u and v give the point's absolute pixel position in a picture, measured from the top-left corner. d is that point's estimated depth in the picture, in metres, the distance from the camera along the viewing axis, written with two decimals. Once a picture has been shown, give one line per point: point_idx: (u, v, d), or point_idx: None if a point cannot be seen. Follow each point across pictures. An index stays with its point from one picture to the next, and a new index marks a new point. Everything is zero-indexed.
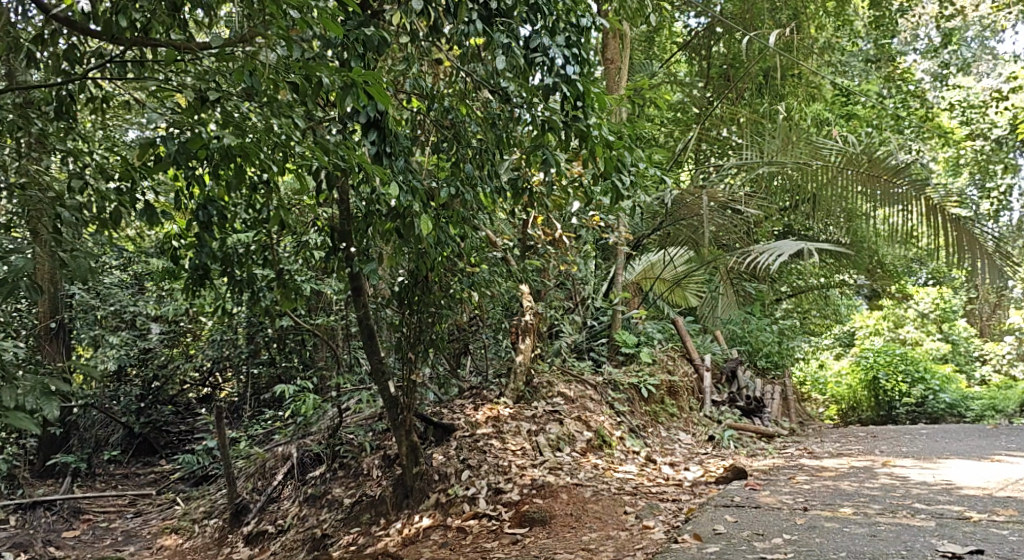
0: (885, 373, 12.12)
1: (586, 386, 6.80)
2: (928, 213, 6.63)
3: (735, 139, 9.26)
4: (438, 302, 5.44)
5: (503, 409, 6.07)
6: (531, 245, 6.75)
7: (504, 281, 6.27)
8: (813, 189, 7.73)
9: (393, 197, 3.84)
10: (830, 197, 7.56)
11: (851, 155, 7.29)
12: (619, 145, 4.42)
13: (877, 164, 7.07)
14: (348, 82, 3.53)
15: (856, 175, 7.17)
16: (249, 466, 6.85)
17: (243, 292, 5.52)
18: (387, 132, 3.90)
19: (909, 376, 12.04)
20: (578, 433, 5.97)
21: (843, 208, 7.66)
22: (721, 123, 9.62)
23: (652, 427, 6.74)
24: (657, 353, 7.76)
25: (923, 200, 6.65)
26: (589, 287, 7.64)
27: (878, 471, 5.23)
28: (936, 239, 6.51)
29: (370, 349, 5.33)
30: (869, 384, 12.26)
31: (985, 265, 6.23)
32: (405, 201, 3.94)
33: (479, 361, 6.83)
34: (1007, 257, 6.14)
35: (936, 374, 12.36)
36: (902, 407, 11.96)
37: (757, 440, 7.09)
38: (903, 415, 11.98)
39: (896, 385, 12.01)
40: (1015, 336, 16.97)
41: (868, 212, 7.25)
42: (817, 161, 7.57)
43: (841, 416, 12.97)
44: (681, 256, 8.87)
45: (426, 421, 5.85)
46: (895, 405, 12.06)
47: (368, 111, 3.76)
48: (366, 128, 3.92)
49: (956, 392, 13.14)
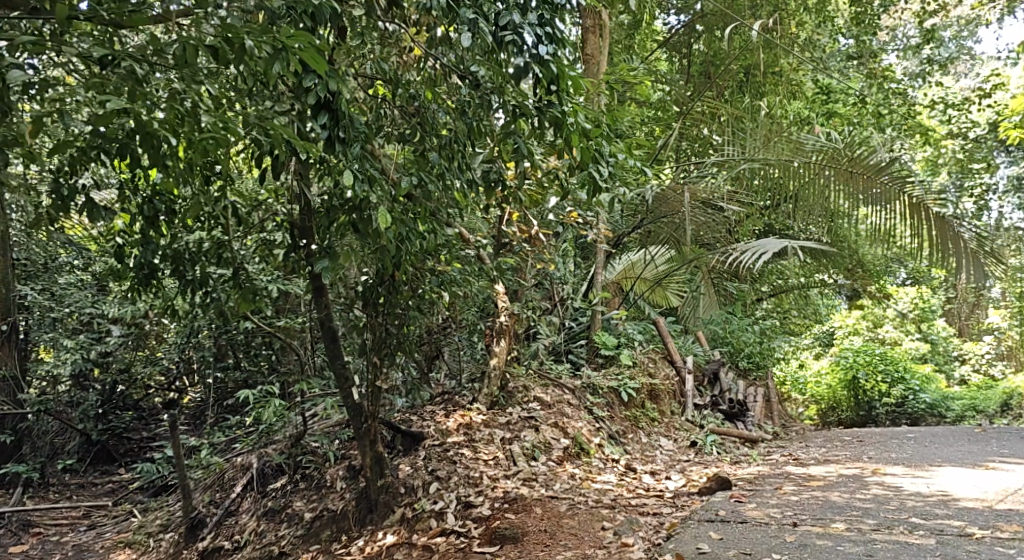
0: (866, 373, 11.93)
1: (564, 391, 6.50)
2: (911, 212, 6.60)
3: (715, 138, 9.02)
4: (407, 303, 5.13)
5: (476, 416, 5.76)
6: (505, 243, 6.44)
7: (477, 280, 5.96)
8: (795, 188, 7.57)
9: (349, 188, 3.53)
10: (813, 196, 7.41)
11: (834, 154, 7.17)
12: (596, 133, 4.11)
13: (861, 163, 6.98)
14: (277, 47, 3.22)
15: (836, 174, 7.14)
16: (207, 478, 6.51)
17: (196, 292, 5.18)
18: (342, 115, 3.58)
19: (889, 376, 11.82)
20: (554, 441, 5.68)
21: (824, 207, 7.45)
22: (703, 120, 9.34)
23: (632, 433, 6.45)
24: (639, 355, 7.45)
25: (906, 198, 6.61)
26: (567, 286, 7.35)
27: (869, 480, 4.96)
28: (919, 239, 6.50)
29: (332, 354, 5.02)
30: (849, 384, 12.08)
31: (970, 266, 6.24)
32: (361, 192, 3.63)
33: (451, 365, 6.52)
34: (991, 257, 6.16)
35: (916, 374, 12.20)
36: (882, 407, 11.81)
37: (741, 445, 6.80)
38: (884, 416, 11.79)
39: (876, 385, 11.84)
40: (995, 335, 17.11)
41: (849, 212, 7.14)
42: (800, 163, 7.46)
43: (821, 416, 12.77)
44: (662, 256, 8.59)
45: (393, 430, 5.52)
46: (875, 405, 11.89)
47: (319, 91, 3.43)
48: (318, 111, 3.60)
49: (936, 393, 12.99)
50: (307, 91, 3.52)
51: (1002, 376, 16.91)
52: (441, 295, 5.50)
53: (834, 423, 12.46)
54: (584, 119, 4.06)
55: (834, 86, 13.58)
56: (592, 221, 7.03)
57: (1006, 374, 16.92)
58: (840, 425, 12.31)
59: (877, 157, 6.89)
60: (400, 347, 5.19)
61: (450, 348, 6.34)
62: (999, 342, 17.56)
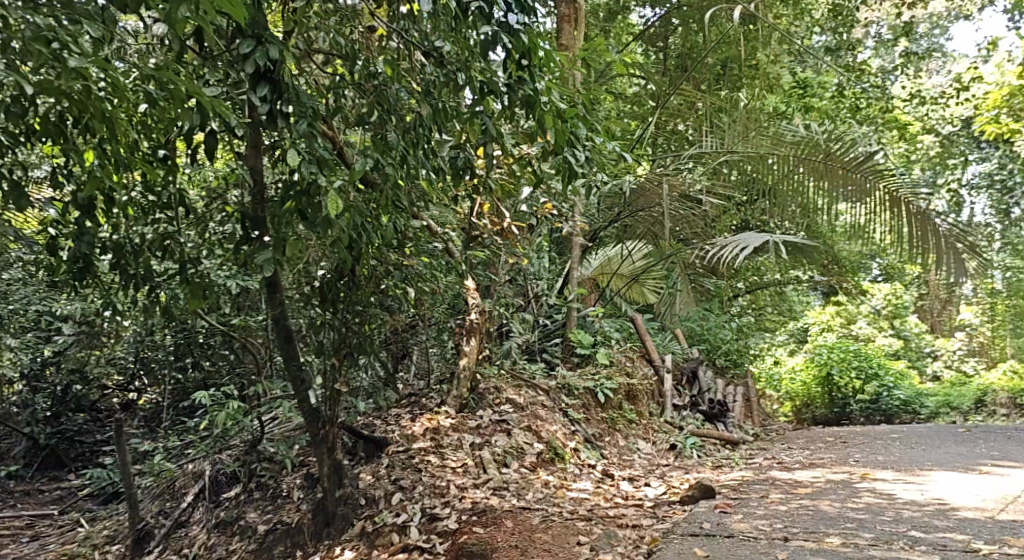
0: (839, 369, 11.82)
1: (537, 392, 6.18)
2: (889, 205, 6.48)
3: (693, 132, 8.66)
4: (368, 301, 4.79)
5: (443, 419, 5.42)
6: (476, 236, 6.10)
7: (445, 275, 5.60)
8: (770, 184, 7.43)
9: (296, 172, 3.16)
10: (789, 189, 7.21)
11: (813, 145, 6.97)
12: (572, 113, 3.77)
13: (834, 157, 6.85)
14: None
15: (811, 166, 7.02)
16: (156, 485, 6.13)
17: (140, 288, 4.78)
18: (283, 90, 3.16)
19: (863, 372, 11.68)
20: (527, 445, 5.36)
21: (798, 204, 7.33)
22: (678, 115, 9.08)
23: (609, 435, 6.14)
24: (615, 354, 7.15)
25: (885, 189, 6.49)
26: (541, 283, 7.04)
27: (861, 485, 4.67)
28: (897, 233, 6.38)
29: (288, 355, 4.66)
30: (822, 381, 11.97)
31: (949, 261, 6.08)
32: (309, 176, 3.27)
33: (419, 365, 6.17)
34: (973, 252, 5.98)
35: (890, 371, 12.11)
36: (856, 404, 11.78)
37: (722, 447, 6.51)
38: (858, 413, 11.91)
39: (850, 382, 11.78)
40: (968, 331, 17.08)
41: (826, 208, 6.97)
42: (772, 158, 7.28)
43: (795, 413, 12.59)
44: (638, 251, 8.33)
45: (355, 435, 5.17)
46: (848, 402, 11.88)
47: (258, 57, 3.02)
48: (257, 83, 3.18)
49: (911, 390, 12.87)
50: (244, 61, 3.10)
51: (974, 371, 16.84)
52: (405, 291, 5.15)
53: (808, 420, 12.27)
54: (557, 97, 3.73)
55: (810, 79, 13.33)
56: (567, 214, 6.70)
57: (978, 370, 16.87)
58: (813, 423, 12.15)
59: (854, 152, 6.73)
60: (361, 348, 4.83)
61: (418, 347, 6.00)
62: (970, 338, 17.51)
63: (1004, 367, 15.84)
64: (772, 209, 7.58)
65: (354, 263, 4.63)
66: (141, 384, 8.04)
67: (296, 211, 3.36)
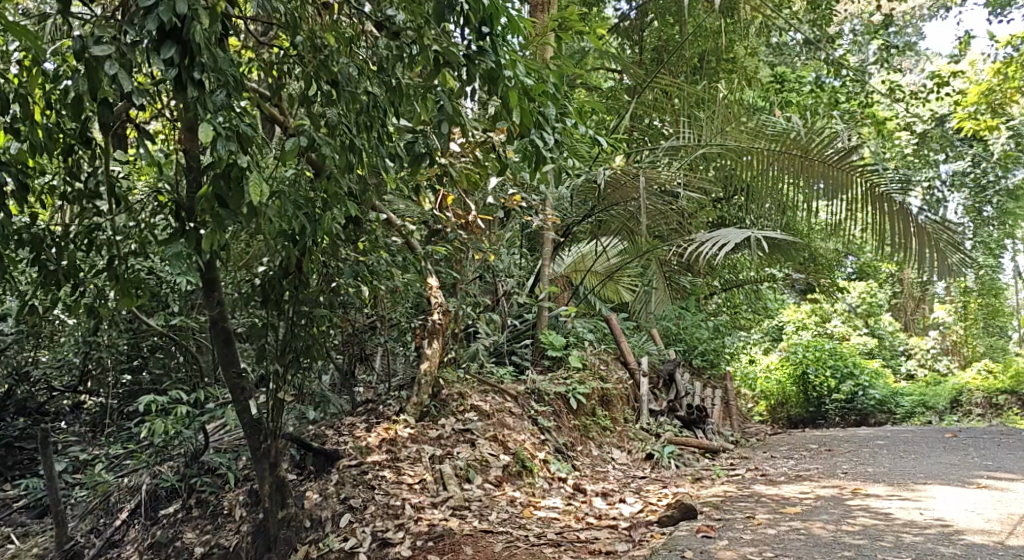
0: (815, 369, 11.76)
1: (505, 397, 5.77)
2: (871, 201, 6.31)
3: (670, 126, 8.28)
4: (314, 300, 4.34)
5: (401, 429, 5.00)
6: (438, 230, 5.65)
7: (404, 272, 5.15)
8: (749, 179, 7.10)
9: (214, 152, 2.69)
10: (766, 186, 6.95)
11: (793, 141, 6.72)
12: (540, 90, 3.36)
13: (812, 152, 6.65)
14: None
15: (786, 158, 6.75)
16: (90, 499, 5.66)
17: (62, 284, 4.28)
18: (195, 50, 2.67)
19: (839, 372, 11.72)
20: (492, 457, 4.95)
21: (775, 201, 7.05)
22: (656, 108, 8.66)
23: (581, 445, 5.74)
24: (589, 356, 6.73)
25: (868, 186, 6.30)
26: (510, 281, 6.60)
27: (853, 502, 4.30)
28: (875, 228, 6.28)
29: (226, 361, 4.21)
30: (797, 380, 11.85)
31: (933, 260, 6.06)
32: (233, 159, 2.81)
33: (378, 369, 5.74)
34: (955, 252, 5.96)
35: (866, 369, 12.14)
36: (832, 403, 11.75)
37: (701, 456, 6.11)
38: (833, 413, 11.77)
39: (826, 380, 11.71)
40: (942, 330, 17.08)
41: (804, 206, 6.81)
42: (749, 154, 6.98)
43: (770, 412, 12.36)
44: (614, 248, 8.09)
45: (304, 448, 4.74)
46: (824, 401, 11.78)
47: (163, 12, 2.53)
48: (160, 40, 2.68)
49: (884, 390, 12.70)
50: (147, 16, 2.59)
51: (947, 371, 16.71)
52: (358, 289, 4.71)
53: (783, 420, 12.03)
54: (523, 72, 3.31)
55: (788, 73, 12.94)
56: (537, 207, 6.26)
57: (951, 369, 16.73)
58: (789, 422, 12.03)
59: (833, 148, 6.51)
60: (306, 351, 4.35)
61: (375, 350, 5.57)
62: (943, 338, 17.40)
63: (978, 367, 15.68)
64: (751, 206, 7.30)
65: (300, 260, 4.19)
66: (90, 386, 7.01)
67: (217, 197, 2.91)
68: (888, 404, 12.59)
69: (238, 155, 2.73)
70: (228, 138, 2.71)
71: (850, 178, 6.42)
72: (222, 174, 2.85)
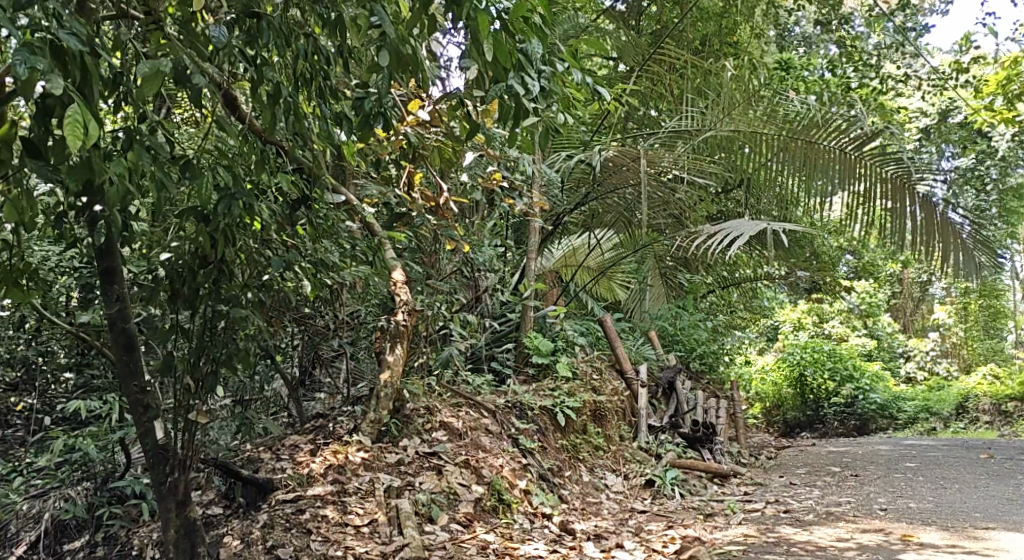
0: (813, 370, 11.63)
1: (480, 413, 4.91)
2: (895, 191, 5.70)
3: (665, 115, 7.17)
4: (240, 295, 3.49)
5: (354, 452, 4.15)
6: (403, 214, 4.73)
7: (358, 265, 4.25)
8: (749, 172, 6.42)
9: (10, 68, 1.95)
10: (765, 179, 6.27)
11: (811, 122, 5.97)
12: (522, 17, 2.49)
13: (819, 135, 5.99)
14: None
15: (795, 147, 6.06)
16: None
17: None
18: None
19: (837, 374, 11.54)
20: (462, 489, 4.10)
21: (775, 195, 6.44)
22: (647, 102, 7.28)
23: (570, 469, 4.89)
24: (580, 363, 5.85)
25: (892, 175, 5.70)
26: (491, 275, 5.71)
27: (906, 554, 3.47)
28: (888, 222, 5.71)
29: (125, 373, 3.37)
30: (794, 382, 11.73)
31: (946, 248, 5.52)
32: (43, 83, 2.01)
33: (330, 378, 4.87)
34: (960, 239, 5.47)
35: (867, 371, 11.91)
36: (830, 407, 11.60)
37: (708, 483, 5.26)
38: (831, 416, 11.66)
39: (825, 383, 11.55)
40: (939, 332, 16.58)
41: (804, 201, 6.12)
42: (749, 146, 6.24)
43: (765, 415, 12.24)
44: (607, 240, 7.25)
45: (230, 478, 3.89)
46: (823, 405, 11.67)
47: None
48: None
49: (886, 396, 12.07)
50: None
51: (947, 374, 15.97)
52: (300, 283, 3.84)
53: (779, 423, 11.93)
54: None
55: (793, 58, 11.91)
56: (521, 187, 5.35)
57: (951, 372, 16.00)
58: (785, 425, 11.91)
59: (843, 139, 5.89)
60: (227, 360, 3.51)
61: (332, 355, 4.72)
62: (942, 340, 16.58)
63: (983, 371, 14.89)
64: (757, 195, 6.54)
65: (218, 246, 3.33)
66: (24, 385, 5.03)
67: (33, 142, 2.19)
68: (889, 409, 11.96)
69: (50, 75, 1.98)
70: (32, 50, 1.97)
71: (857, 169, 5.85)
72: (39, 110, 2.11)
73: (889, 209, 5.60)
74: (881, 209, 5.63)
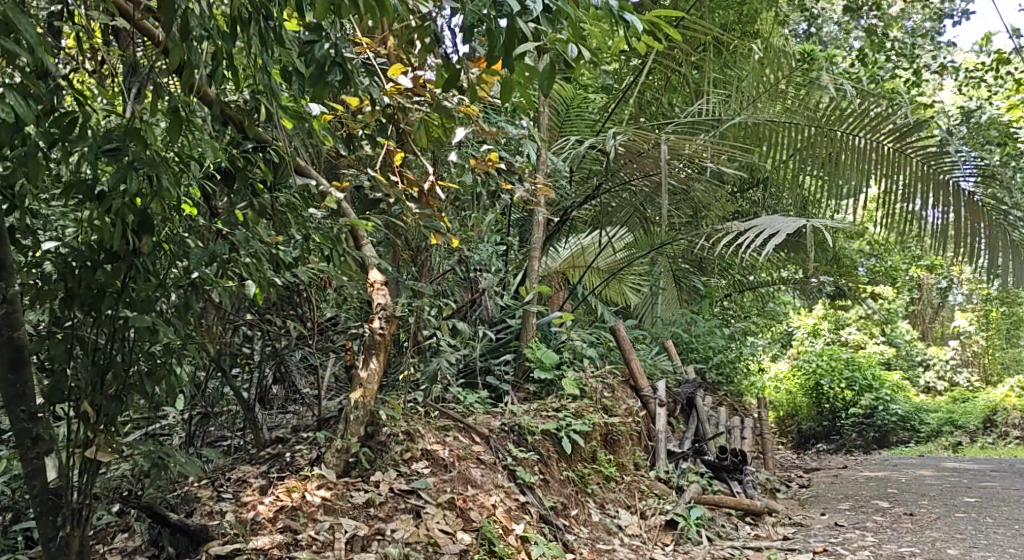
0: (829, 380, 10.81)
1: (471, 440, 4.14)
2: (938, 187, 4.76)
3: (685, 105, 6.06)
4: (159, 295, 2.73)
5: (314, 489, 3.41)
6: (379, 199, 3.95)
7: (320, 261, 3.47)
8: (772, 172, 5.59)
9: None
10: (790, 176, 5.45)
11: (841, 111, 5.17)
12: None
13: (850, 128, 5.14)
14: None
15: (827, 143, 5.23)
16: None
17: None
18: None
19: (856, 384, 10.70)
20: (444, 538, 3.35)
21: (800, 195, 5.63)
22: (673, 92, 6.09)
23: (575, 508, 4.13)
24: (588, 378, 5.07)
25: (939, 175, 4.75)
26: (489, 275, 4.91)
27: None
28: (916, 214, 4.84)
29: (8, 396, 2.59)
30: (810, 392, 10.95)
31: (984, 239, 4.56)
32: None
33: (293, 397, 4.10)
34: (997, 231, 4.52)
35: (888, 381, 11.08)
36: (848, 418, 10.79)
37: (736, 523, 4.49)
38: (849, 427, 10.83)
39: (842, 393, 10.72)
40: (959, 339, 15.66)
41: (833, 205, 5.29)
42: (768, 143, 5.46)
43: (778, 425, 11.44)
44: (618, 239, 6.45)
45: (157, 523, 3.15)
46: (839, 414, 10.85)
47: None
48: None
49: (908, 408, 11.21)
50: None
51: (968, 385, 15.05)
52: (243, 283, 3.06)
53: (794, 434, 11.13)
54: None
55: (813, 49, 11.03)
56: (521, 170, 4.55)
57: (972, 383, 15.08)
58: (800, 436, 11.13)
59: (883, 132, 5.02)
60: (140, 380, 2.74)
61: (296, 368, 3.95)
62: (963, 348, 15.53)
63: (1010, 383, 13.97)
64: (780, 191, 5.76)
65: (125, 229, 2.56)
66: None
67: None
68: (911, 421, 11.03)
69: None
70: None
71: (901, 166, 4.94)
72: None
73: (915, 212, 4.83)
74: (908, 212, 4.85)
